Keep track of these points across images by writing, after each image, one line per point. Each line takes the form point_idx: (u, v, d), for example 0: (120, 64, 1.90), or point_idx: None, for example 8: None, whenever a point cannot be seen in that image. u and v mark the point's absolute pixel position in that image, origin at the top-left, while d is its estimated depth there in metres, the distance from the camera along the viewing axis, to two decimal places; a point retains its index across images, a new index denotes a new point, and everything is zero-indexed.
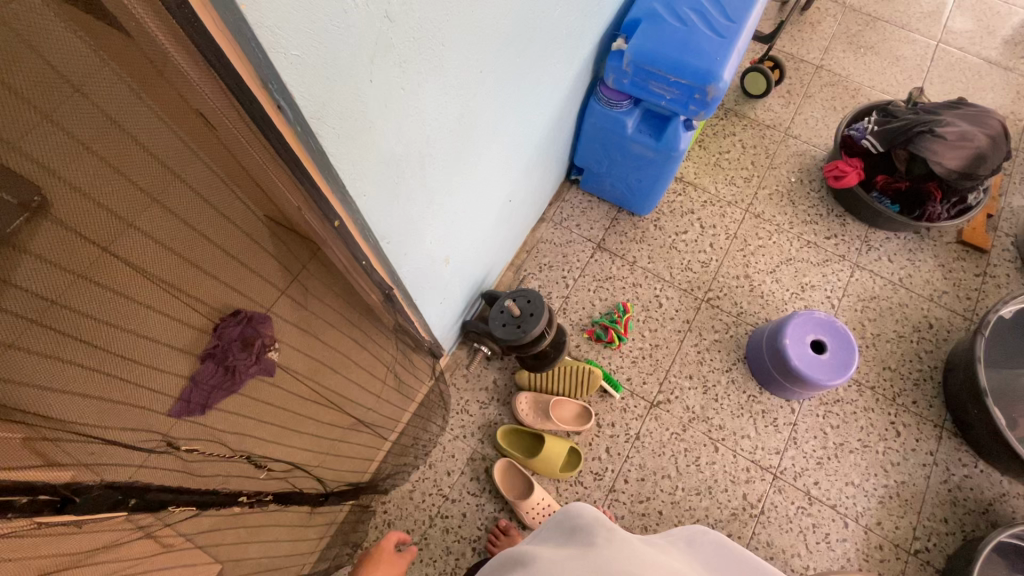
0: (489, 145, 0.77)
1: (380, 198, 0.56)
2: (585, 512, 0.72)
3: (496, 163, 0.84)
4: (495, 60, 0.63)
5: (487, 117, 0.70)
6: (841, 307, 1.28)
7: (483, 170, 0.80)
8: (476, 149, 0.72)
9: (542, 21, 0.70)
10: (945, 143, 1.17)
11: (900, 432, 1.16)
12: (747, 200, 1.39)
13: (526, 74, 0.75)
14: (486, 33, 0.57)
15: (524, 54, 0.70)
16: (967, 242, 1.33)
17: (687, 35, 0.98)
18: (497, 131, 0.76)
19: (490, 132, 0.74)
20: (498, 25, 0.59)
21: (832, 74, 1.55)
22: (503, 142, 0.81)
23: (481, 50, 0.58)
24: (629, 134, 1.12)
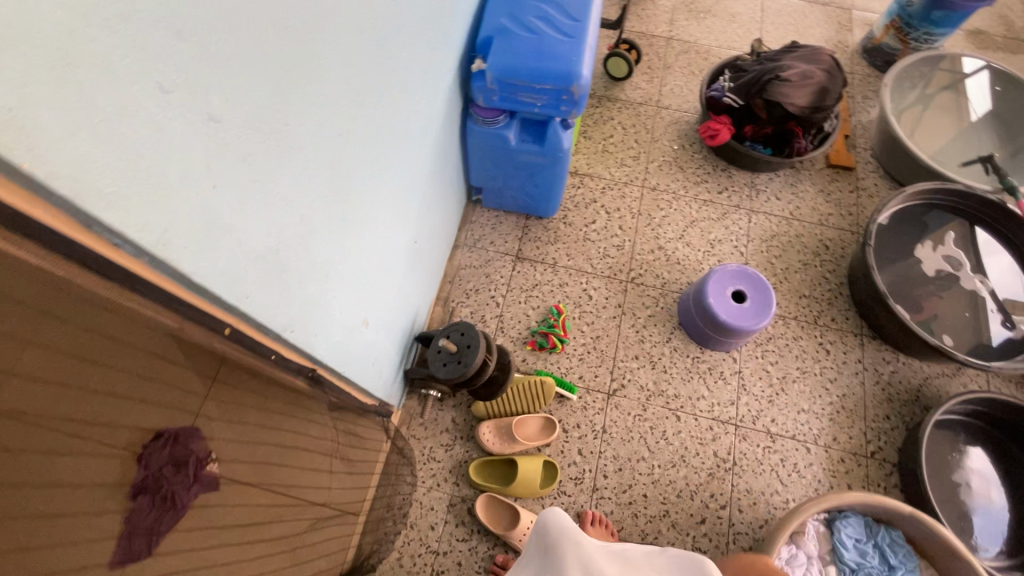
0: (374, 199, 0.74)
1: (268, 289, 0.52)
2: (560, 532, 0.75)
3: (388, 212, 0.81)
4: (351, 118, 0.61)
5: (362, 173, 0.68)
6: (749, 252, 1.37)
7: (376, 225, 0.78)
8: (360, 207, 0.70)
9: (388, 65, 0.68)
10: (794, 84, 1.27)
11: (829, 350, 1.26)
12: (642, 177, 1.45)
13: (390, 121, 0.73)
14: (331, 95, 0.55)
15: (381, 103, 0.69)
16: (836, 164, 1.46)
17: (539, 42, 1.01)
18: (378, 182, 0.74)
19: (369, 186, 0.72)
20: (342, 83, 0.57)
21: (682, 42, 1.66)
22: (388, 191, 0.79)
23: (330, 113, 0.56)
24: (514, 147, 1.14)
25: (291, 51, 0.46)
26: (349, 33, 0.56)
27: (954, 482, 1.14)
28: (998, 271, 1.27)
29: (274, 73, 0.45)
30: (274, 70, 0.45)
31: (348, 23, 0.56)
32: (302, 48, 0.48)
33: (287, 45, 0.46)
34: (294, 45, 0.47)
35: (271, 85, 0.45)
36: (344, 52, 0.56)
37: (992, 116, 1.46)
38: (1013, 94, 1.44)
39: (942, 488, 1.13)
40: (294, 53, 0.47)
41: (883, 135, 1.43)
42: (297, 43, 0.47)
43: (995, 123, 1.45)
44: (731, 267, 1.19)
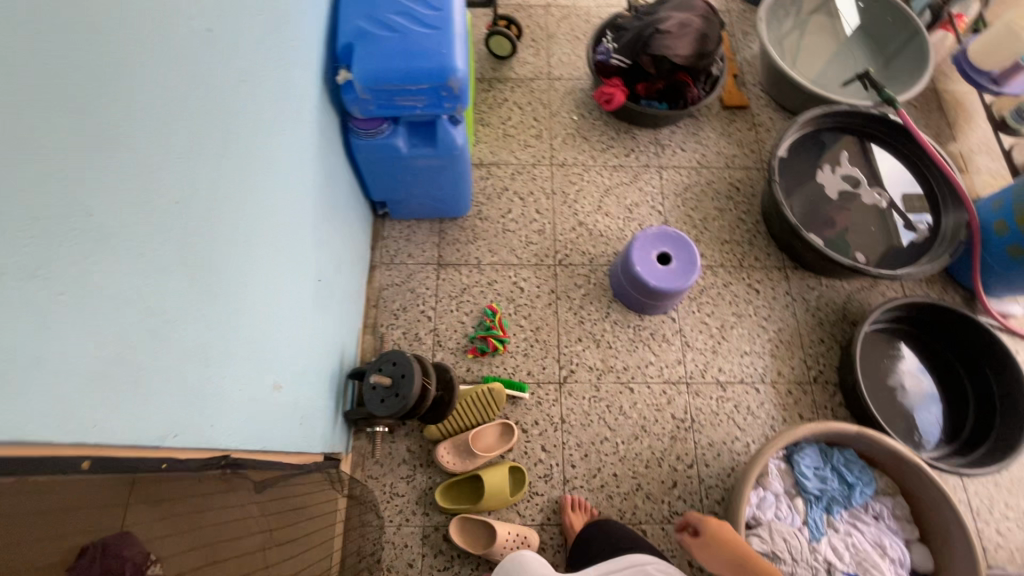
0: (241, 253, 0.65)
1: (113, 407, 0.43)
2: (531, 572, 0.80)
3: (268, 261, 0.72)
4: (176, 175, 0.51)
5: (214, 231, 0.58)
6: (667, 209, 1.37)
7: (254, 279, 0.68)
8: (224, 268, 0.61)
9: (214, 99, 0.58)
10: (672, 36, 1.26)
11: (759, 289, 1.29)
12: (548, 155, 1.41)
13: (238, 161, 0.63)
14: (130, 158, 0.45)
15: (218, 145, 0.59)
16: (731, 105, 1.48)
17: (403, 40, 0.93)
18: (241, 233, 0.65)
19: (230, 242, 0.62)
20: (145, 138, 0.47)
21: (561, 8, 1.61)
22: (260, 238, 0.70)
23: (139, 179, 0.46)
24: (406, 154, 1.07)
25: (47, 128, 0.37)
26: (140, 80, 0.46)
27: (891, 387, 1.20)
28: (893, 180, 1.33)
29: (18, 158, 0.34)
30: (30, 159, 0.35)
31: (132, 68, 0.45)
32: (68, 119, 0.39)
33: (39, 122, 0.36)
34: (66, 122, 0.38)
35: (46, 175, 0.37)
36: (133, 99, 0.45)
37: (861, 30, 1.52)
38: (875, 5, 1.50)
39: (882, 396, 1.19)
40: (56, 129, 0.37)
41: (768, 68, 1.45)
42: (58, 115, 0.38)
43: (865, 36, 1.51)
44: (651, 231, 1.19)
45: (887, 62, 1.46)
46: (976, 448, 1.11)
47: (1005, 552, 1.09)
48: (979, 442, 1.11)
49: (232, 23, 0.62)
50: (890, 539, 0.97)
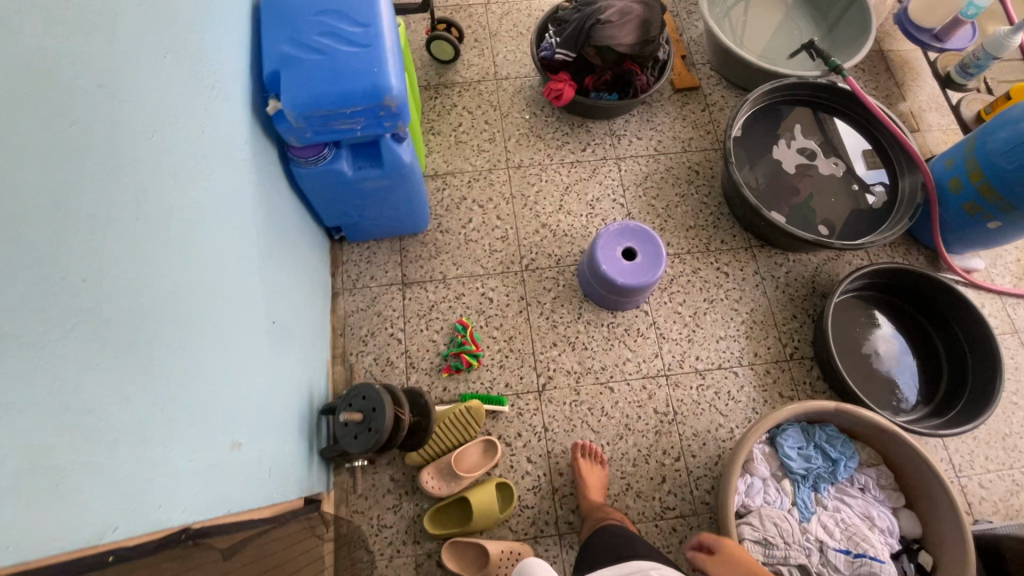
0: (174, 315, 0.61)
1: (9, 522, 0.38)
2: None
3: (207, 316, 0.68)
4: (81, 251, 0.47)
5: (138, 297, 0.54)
6: (629, 201, 1.35)
7: (194, 339, 0.64)
8: (155, 334, 0.56)
9: (116, 152, 0.53)
10: (615, 25, 1.23)
11: (728, 271, 1.28)
12: (504, 157, 1.38)
13: (157, 218, 0.59)
14: (24, 246, 0.41)
15: (128, 204, 0.54)
16: (683, 87, 1.46)
17: (332, 63, 0.89)
18: (171, 293, 0.60)
19: (159, 305, 0.58)
20: (32, 216, 0.42)
21: (501, 4, 1.57)
22: (195, 293, 0.66)
23: (38, 266, 0.42)
24: (353, 178, 1.03)
25: None
26: (27, 158, 0.42)
27: (865, 355, 1.21)
28: (848, 147, 1.33)
29: None
30: None
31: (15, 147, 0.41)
32: None
33: None
34: None
35: None
36: (20, 181, 0.42)
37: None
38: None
39: (858, 364, 1.20)
40: None
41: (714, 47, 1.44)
42: None
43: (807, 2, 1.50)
44: (613, 228, 1.17)
45: (832, 26, 1.46)
46: (953, 406, 1.12)
47: (990, 504, 1.11)
48: (954, 399, 1.13)
49: (129, 69, 0.57)
50: (878, 510, 0.98)
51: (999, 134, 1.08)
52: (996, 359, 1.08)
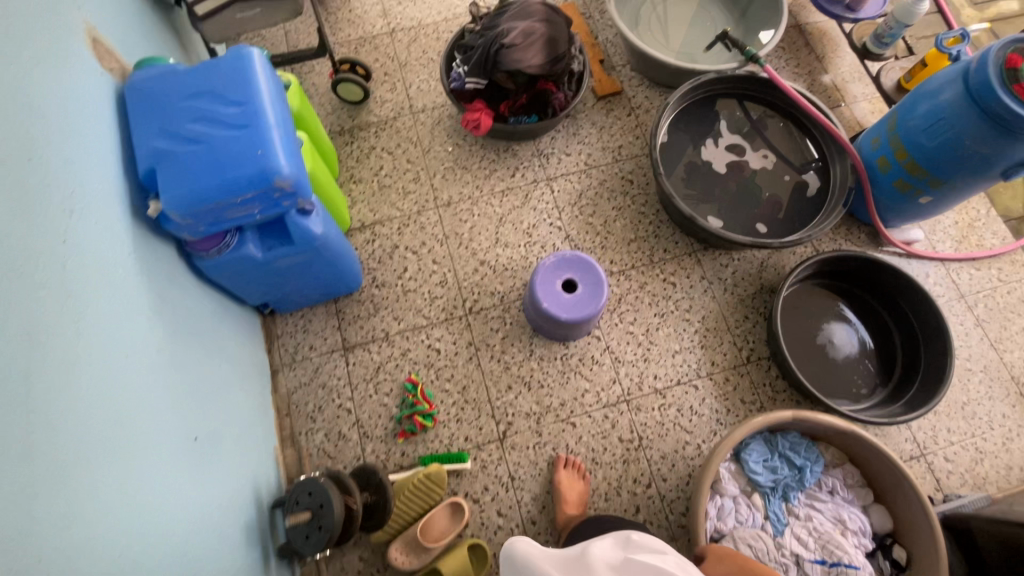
0: (52, 488, 0.54)
1: None
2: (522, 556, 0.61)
3: (100, 471, 0.62)
4: None
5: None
6: (566, 222, 1.31)
7: (83, 504, 0.58)
8: (24, 522, 0.50)
9: None
10: (520, 47, 1.17)
11: (675, 281, 1.26)
12: (432, 196, 1.32)
13: (8, 381, 0.52)
14: None
15: None
16: (605, 94, 1.41)
17: (212, 151, 0.82)
18: (44, 464, 0.54)
19: (24, 483, 0.51)
20: None
21: (407, 31, 1.50)
22: (78, 452, 0.59)
23: None
24: (264, 258, 0.96)
25: None
26: None
27: (820, 346, 1.20)
28: (776, 136, 1.30)
29: None
30: None
31: None
32: None
33: None
34: None
35: None
36: None
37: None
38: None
39: (814, 355, 1.19)
40: None
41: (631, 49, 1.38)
42: None
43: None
44: (548, 261, 1.13)
45: (746, 12, 1.43)
46: (910, 384, 1.13)
47: (958, 477, 1.12)
48: (911, 377, 1.13)
49: None
50: (849, 512, 0.98)
51: (917, 111, 1.07)
52: (944, 331, 1.09)
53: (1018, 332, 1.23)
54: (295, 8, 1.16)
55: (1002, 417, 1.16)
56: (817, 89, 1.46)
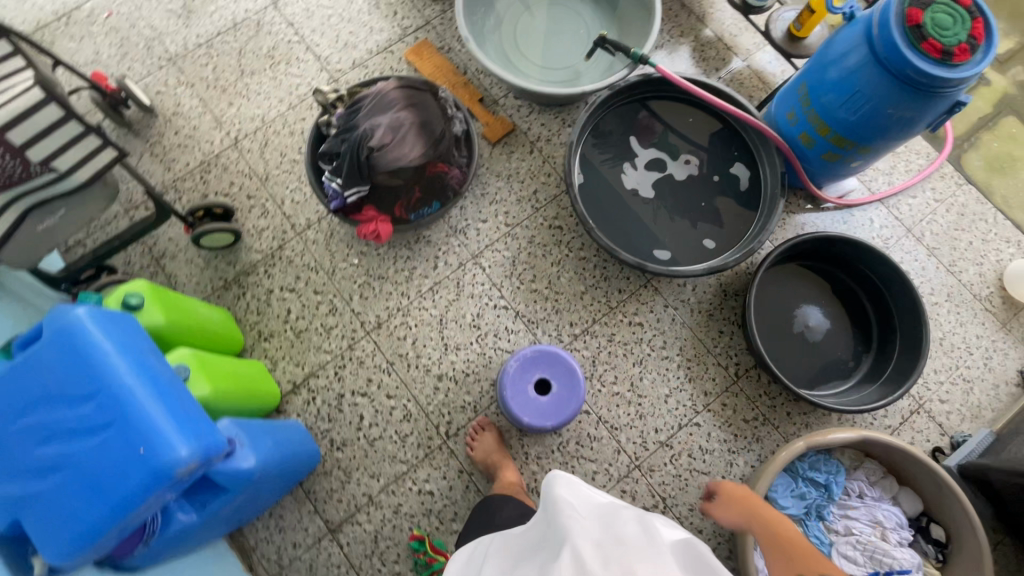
0: None
1: None
2: (561, 495, 0.60)
3: None
4: None
5: None
6: (510, 296, 1.19)
7: None
8: None
9: None
10: (392, 145, 1.00)
11: (640, 320, 1.18)
12: (358, 322, 1.17)
13: None
14: None
15: None
16: (498, 137, 1.26)
17: (89, 472, 0.65)
18: None
19: None
20: None
21: (253, 135, 1.27)
22: None
23: None
24: (206, 519, 0.81)
25: None
26: None
27: (799, 334, 1.17)
28: (692, 134, 1.20)
29: None
30: None
31: None
32: None
33: None
34: None
35: None
36: None
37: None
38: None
39: (796, 348, 1.16)
40: None
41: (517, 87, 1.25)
42: None
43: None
44: (512, 367, 1.04)
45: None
46: (893, 343, 1.12)
47: (956, 414, 1.15)
48: (890, 338, 1.13)
49: None
50: (883, 511, 0.98)
51: (830, 81, 0.99)
52: (910, 289, 1.08)
53: (966, 248, 1.25)
54: (110, 191, 0.95)
55: (977, 339, 1.20)
56: (709, 53, 1.36)
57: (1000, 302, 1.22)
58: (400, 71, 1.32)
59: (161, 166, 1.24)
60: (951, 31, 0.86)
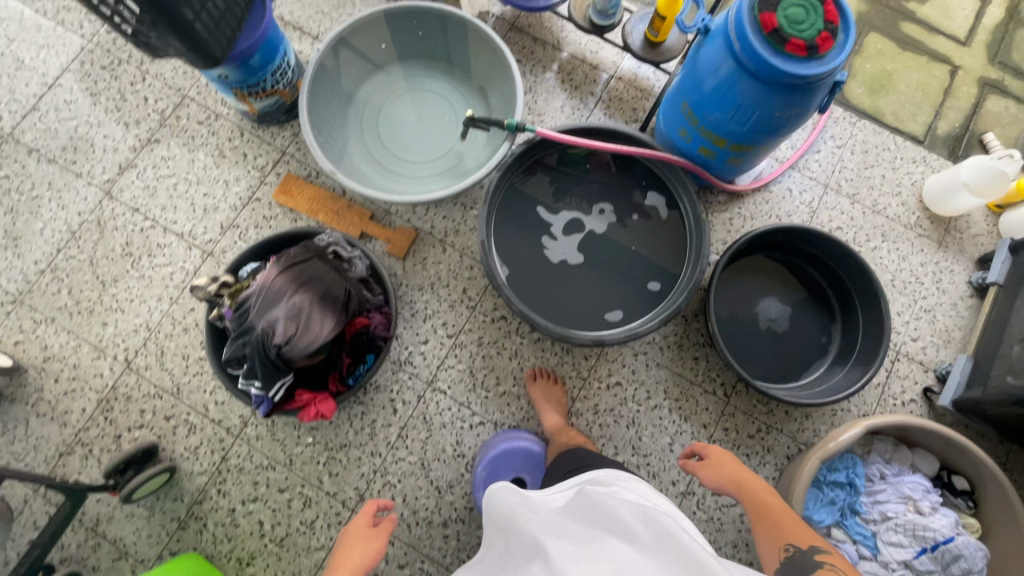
0: None
1: None
2: (510, 501, 0.68)
3: None
4: None
5: None
6: (482, 408, 1.12)
7: None
8: None
9: None
10: (299, 332, 0.90)
11: (616, 378, 1.14)
12: (339, 503, 1.07)
13: None
14: None
15: None
16: (404, 251, 1.18)
17: None
18: None
19: None
20: None
21: (143, 348, 1.13)
22: None
23: None
24: None
25: None
26: None
27: (766, 330, 1.16)
28: (595, 179, 1.14)
29: None
30: None
31: None
32: None
33: None
34: None
35: None
36: None
37: (403, 58, 1.24)
38: (377, 26, 1.15)
39: (769, 345, 1.16)
40: None
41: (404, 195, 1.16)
42: None
43: (413, 64, 1.25)
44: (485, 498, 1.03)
45: (459, 65, 1.24)
46: (853, 308, 1.13)
47: (932, 347, 1.17)
48: (849, 303, 1.14)
49: None
50: (908, 484, 0.99)
51: (711, 100, 0.95)
52: (854, 255, 1.08)
53: (881, 181, 1.27)
54: None
55: (923, 267, 1.22)
56: (578, 79, 1.30)
57: (928, 222, 1.25)
58: (275, 215, 1.20)
59: (54, 425, 1.09)
60: (808, 23, 0.83)
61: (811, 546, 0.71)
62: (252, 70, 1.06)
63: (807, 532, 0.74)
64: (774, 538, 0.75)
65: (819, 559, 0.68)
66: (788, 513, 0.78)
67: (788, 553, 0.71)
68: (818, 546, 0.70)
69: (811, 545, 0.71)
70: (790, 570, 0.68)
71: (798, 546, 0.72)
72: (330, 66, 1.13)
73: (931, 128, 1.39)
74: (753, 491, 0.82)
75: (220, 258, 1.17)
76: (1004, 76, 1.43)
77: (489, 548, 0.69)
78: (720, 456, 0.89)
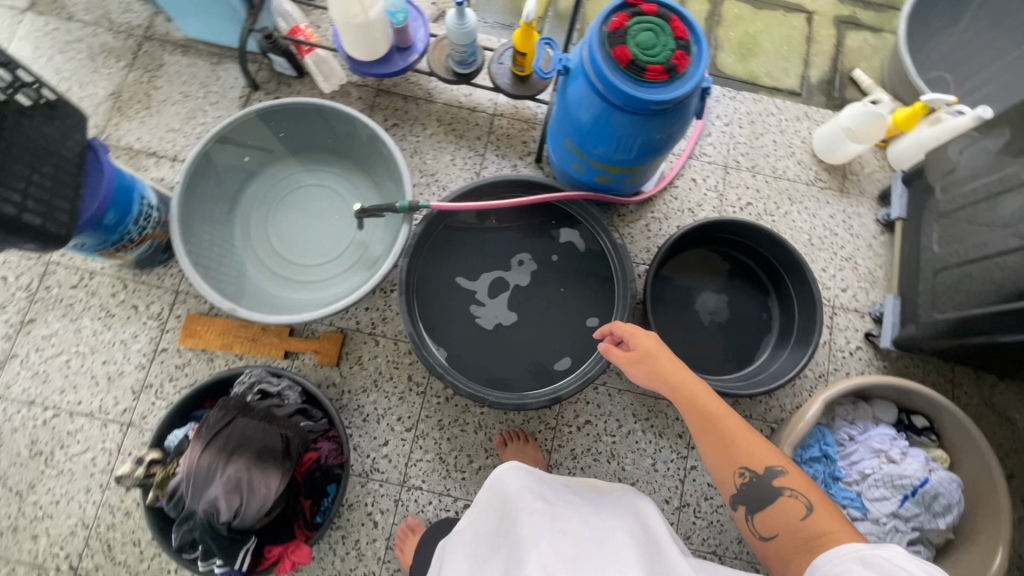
0: None
1: None
2: (519, 490, 0.72)
3: None
4: None
5: None
6: (464, 491, 1.09)
7: None
8: None
9: None
10: (246, 501, 0.85)
11: (585, 418, 1.14)
12: None
13: None
14: None
15: None
16: (335, 358, 1.12)
17: None
18: None
19: None
20: None
21: (86, 549, 1.03)
22: None
23: None
24: None
25: None
26: None
27: (711, 323, 1.18)
28: (506, 231, 1.12)
29: None
30: None
31: None
32: None
33: None
34: None
35: None
36: None
37: (295, 150, 1.18)
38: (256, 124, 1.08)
39: (718, 337, 1.17)
40: None
41: (316, 305, 1.10)
42: None
43: (306, 154, 1.19)
44: None
45: (349, 152, 1.18)
46: (784, 282, 1.16)
47: (862, 292, 1.22)
48: (779, 277, 1.17)
49: None
50: (877, 438, 1.03)
51: (592, 136, 0.93)
52: (770, 234, 1.10)
53: (774, 147, 1.30)
54: None
55: (834, 218, 1.26)
56: (460, 128, 1.26)
57: (826, 174, 1.29)
58: (188, 361, 1.11)
59: None
60: (661, 45, 0.83)
61: (767, 469, 0.68)
62: (111, 228, 0.96)
63: (762, 445, 0.70)
64: (722, 455, 0.70)
65: (779, 486, 0.67)
66: (738, 423, 0.71)
67: (744, 480, 0.68)
68: (777, 470, 0.67)
69: (768, 467, 0.68)
70: (750, 501, 0.68)
71: (755, 471, 0.68)
72: (206, 180, 1.06)
73: (805, 78, 1.42)
74: (692, 396, 0.74)
75: (142, 425, 1.08)
76: (855, 10, 1.49)
77: (480, 529, 0.75)
78: (650, 348, 0.78)
